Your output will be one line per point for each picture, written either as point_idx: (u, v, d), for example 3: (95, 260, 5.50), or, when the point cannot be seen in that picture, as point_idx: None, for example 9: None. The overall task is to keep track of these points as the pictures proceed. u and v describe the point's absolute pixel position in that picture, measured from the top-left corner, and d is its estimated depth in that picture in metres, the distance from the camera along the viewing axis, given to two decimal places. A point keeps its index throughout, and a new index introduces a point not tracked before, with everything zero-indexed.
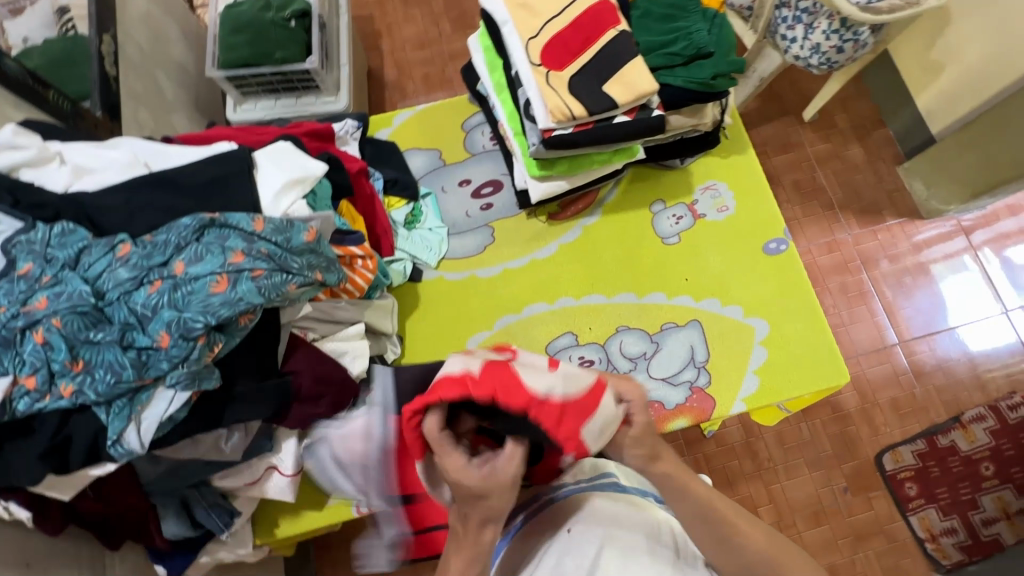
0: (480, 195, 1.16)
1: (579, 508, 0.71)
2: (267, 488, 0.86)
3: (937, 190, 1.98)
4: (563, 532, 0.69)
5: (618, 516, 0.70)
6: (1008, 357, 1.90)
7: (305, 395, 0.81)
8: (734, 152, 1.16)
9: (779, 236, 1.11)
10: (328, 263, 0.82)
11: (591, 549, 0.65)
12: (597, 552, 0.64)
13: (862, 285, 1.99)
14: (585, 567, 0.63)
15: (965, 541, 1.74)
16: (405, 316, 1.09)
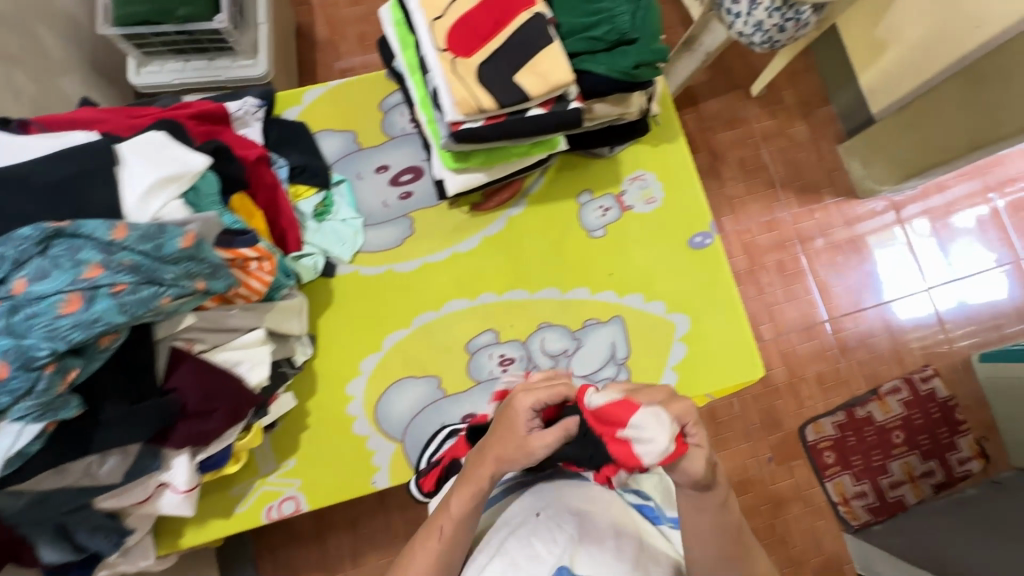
0: (399, 182, 1.09)
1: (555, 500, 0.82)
2: (160, 505, 0.82)
3: (873, 170, 2.01)
4: (535, 515, 0.80)
5: (590, 507, 0.82)
6: (925, 333, 2.00)
7: (192, 411, 0.76)
8: (664, 141, 1.12)
9: (704, 230, 1.09)
10: (213, 268, 0.76)
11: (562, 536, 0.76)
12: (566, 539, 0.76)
13: (797, 263, 2.04)
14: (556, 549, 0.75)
15: (873, 503, 1.88)
16: (317, 314, 1.03)
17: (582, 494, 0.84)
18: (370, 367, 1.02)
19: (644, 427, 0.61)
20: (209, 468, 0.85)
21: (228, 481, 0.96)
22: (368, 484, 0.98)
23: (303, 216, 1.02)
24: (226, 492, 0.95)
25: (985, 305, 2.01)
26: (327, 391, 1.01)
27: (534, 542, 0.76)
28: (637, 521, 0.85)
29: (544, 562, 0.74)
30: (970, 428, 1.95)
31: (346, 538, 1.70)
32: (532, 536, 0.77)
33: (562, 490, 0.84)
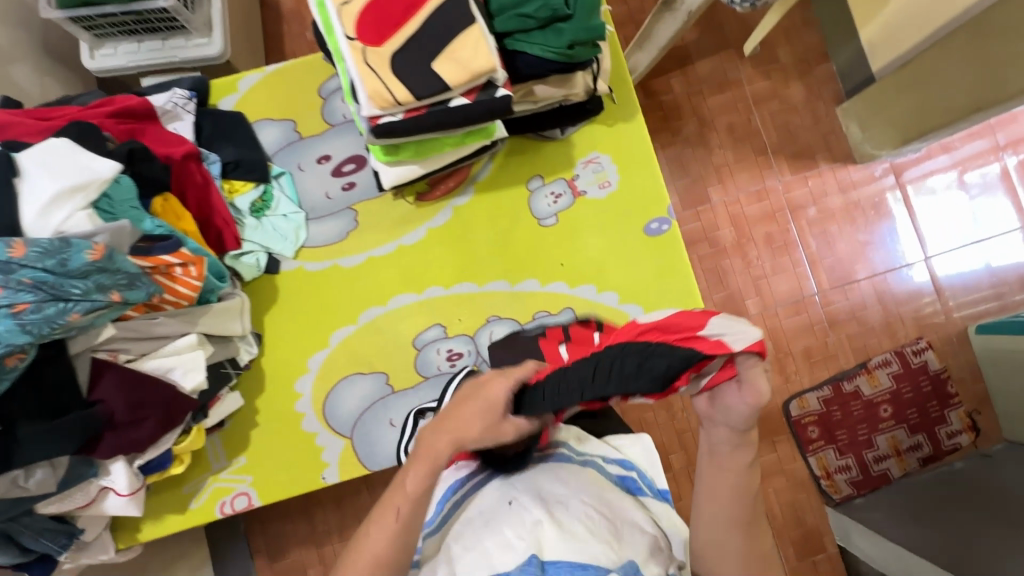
0: (342, 172, 1.05)
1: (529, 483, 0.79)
2: (105, 507, 0.85)
3: (871, 134, 1.87)
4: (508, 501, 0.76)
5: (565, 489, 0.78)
6: (920, 305, 1.91)
7: (120, 422, 0.77)
8: (621, 120, 1.06)
9: (662, 215, 1.04)
10: (130, 279, 0.75)
11: (532, 516, 0.71)
12: (536, 519, 0.71)
13: (787, 235, 1.95)
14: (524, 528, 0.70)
15: (857, 476, 1.86)
16: (262, 311, 1.02)
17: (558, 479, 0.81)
18: (317, 365, 1.02)
19: (721, 325, 0.62)
20: (152, 470, 0.86)
21: (180, 479, 0.98)
22: (318, 479, 1.00)
23: (240, 213, 0.99)
24: (179, 490, 0.98)
25: (986, 274, 1.89)
26: (275, 389, 1.01)
27: (503, 530, 0.71)
28: (617, 502, 0.81)
29: (511, 550, 0.68)
30: (962, 401, 1.89)
31: (332, 515, 1.76)
32: (500, 524, 0.72)
33: (534, 478, 0.81)
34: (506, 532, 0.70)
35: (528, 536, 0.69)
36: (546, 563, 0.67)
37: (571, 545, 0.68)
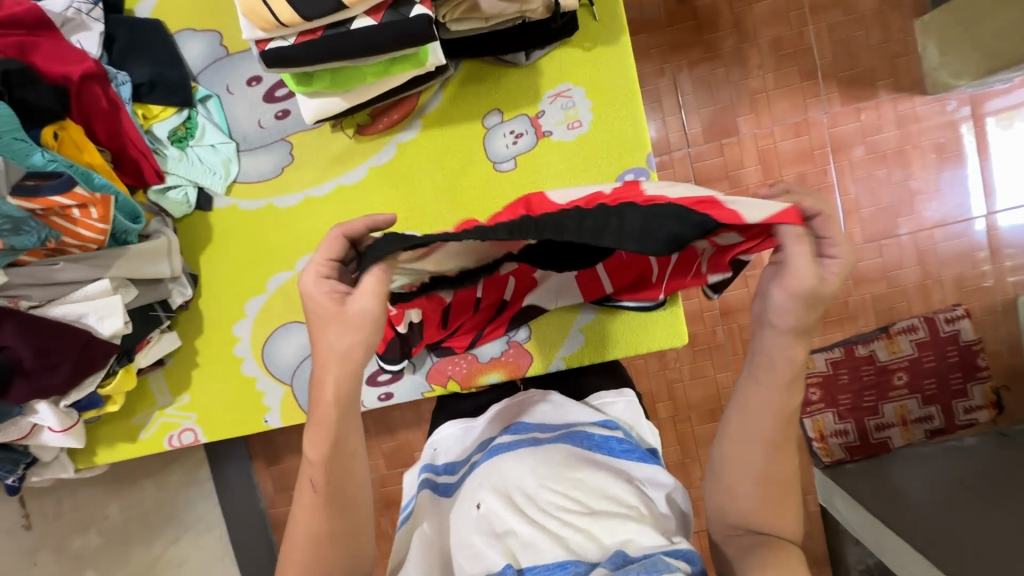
0: (275, 98, 0.92)
1: (495, 475, 0.71)
2: (45, 440, 0.87)
3: (951, 58, 1.52)
4: (475, 504, 0.69)
5: (532, 481, 0.69)
6: (965, 265, 1.66)
7: (31, 368, 0.76)
8: (602, 43, 0.86)
9: (639, 165, 0.88)
10: (14, 224, 0.70)
11: (502, 526, 0.66)
12: (507, 530, 0.66)
13: (823, 178, 1.67)
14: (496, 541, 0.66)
15: (852, 442, 1.73)
16: (195, 252, 0.96)
17: (523, 465, 0.71)
18: (255, 310, 0.97)
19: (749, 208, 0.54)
20: (86, 408, 0.87)
21: (130, 410, 1.00)
22: (260, 422, 0.99)
23: (159, 142, 0.90)
24: (129, 420, 1.00)
25: None
26: (213, 332, 0.98)
27: (475, 537, 0.67)
28: (595, 474, 0.71)
29: (484, 558, 0.65)
30: (991, 375, 1.69)
31: None
32: (472, 529, 0.68)
33: (498, 461, 0.73)
34: (475, 543, 0.66)
35: (497, 544, 0.65)
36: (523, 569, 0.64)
37: (545, 547, 0.64)
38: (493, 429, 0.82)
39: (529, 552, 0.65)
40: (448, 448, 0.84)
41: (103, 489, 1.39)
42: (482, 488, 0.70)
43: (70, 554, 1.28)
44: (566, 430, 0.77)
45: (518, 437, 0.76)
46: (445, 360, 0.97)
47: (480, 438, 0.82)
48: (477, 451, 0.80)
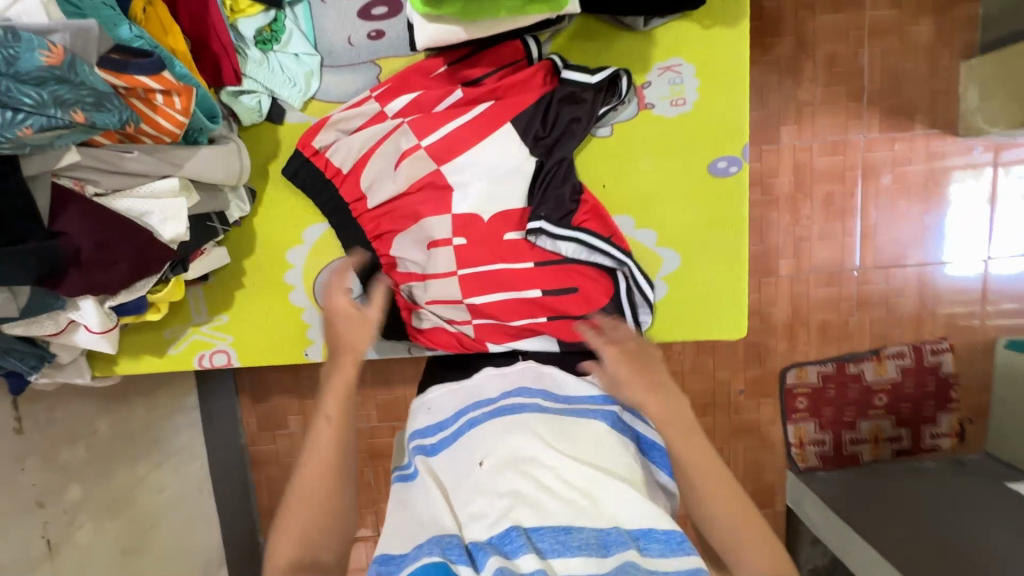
0: (370, 16, 0.86)
1: (495, 437, 0.70)
2: (76, 339, 0.81)
3: (989, 105, 1.58)
4: (477, 462, 0.68)
5: (534, 446, 0.67)
6: (957, 303, 1.76)
7: (85, 261, 0.69)
8: (721, 23, 0.85)
9: (734, 154, 0.88)
10: (97, 98, 0.62)
11: (506, 483, 0.65)
12: (511, 489, 0.64)
13: (849, 199, 1.72)
14: (500, 505, 0.63)
15: (827, 452, 1.83)
16: (257, 167, 0.90)
17: (516, 427, 0.70)
18: (312, 238, 0.93)
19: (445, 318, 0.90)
20: (126, 312, 0.81)
21: (161, 322, 0.94)
22: (302, 354, 0.96)
23: (243, 40, 0.82)
24: (158, 333, 0.94)
25: None
26: (264, 256, 0.93)
27: (484, 494, 0.64)
28: (593, 437, 0.70)
29: (489, 516, 0.62)
30: (960, 408, 1.80)
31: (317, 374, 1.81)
32: (478, 486, 0.66)
33: (500, 425, 0.72)
34: (477, 503, 0.64)
35: (502, 505, 0.62)
36: (531, 528, 0.60)
37: (549, 506, 0.62)
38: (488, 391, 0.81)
39: (537, 510, 0.61)
40: (439, 409, 0.82)
41: (96, 403, 1.32)
42: (487, 448, 0.69)
43: (58, 464, 1.18)
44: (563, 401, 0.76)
45: (514, 399, 0.75)
46: None
47: (477, 398, 0.80)
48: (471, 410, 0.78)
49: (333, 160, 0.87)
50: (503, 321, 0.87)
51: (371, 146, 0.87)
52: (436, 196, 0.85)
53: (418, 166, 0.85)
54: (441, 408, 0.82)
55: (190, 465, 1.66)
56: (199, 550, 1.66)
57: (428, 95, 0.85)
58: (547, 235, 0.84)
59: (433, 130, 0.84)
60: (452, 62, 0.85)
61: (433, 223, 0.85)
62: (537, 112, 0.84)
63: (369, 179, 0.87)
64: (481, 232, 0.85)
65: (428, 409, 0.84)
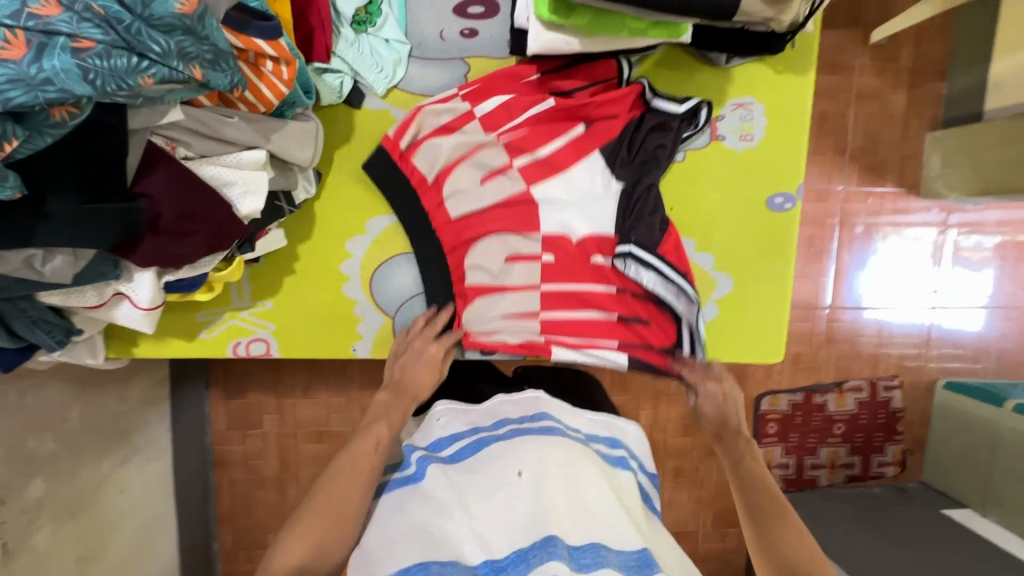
0: (465, 13, 0.85)
1: (533, 448, 0.68)
2: (116, 315, 0.72)
3: (949, 173, 1.78)
4: (516, 472, 0.66)
5: (574, 464, 0.67)
6: (909, 346, 1.94)
7: (165, 227, 0.63)
8: (792, 70, 0.91)
9: (789, 191, 0.95)
10: (215, 55, 0.57)
11: (546, 496, 0.64)
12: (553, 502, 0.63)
13: (826, 242, 1.88)
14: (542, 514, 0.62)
15: (790, 475, 1.95)
16: (326, 149, 0.86)
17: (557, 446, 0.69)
18: (376, 229, 0.89)
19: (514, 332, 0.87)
20: (179, 290, 0.74)
21: (197, 303, 0.87)
22: (347, 350, 0.92)
23: (340, 19, 0.80)
24: (191, 315, 0.87)
25: (978, 337, 1.96)
26: (321, 242, 0.88)
27: (523, 513, 0.63)
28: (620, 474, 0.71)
29: (529, 529, 0.61)
30: (904, 440, 1.98)
31: (301, 372, 1.68)
32: (516, 504, 0.63)
33: (541, 445, 0.69)
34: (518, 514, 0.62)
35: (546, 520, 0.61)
36: (574, 548, 0.60)
37: (589, 525, 0.63)
38: (509, 413, 0.77)
39: (579, 528, 0.62)
40: (449, 422, 0.76)
41: (67, 388, 1.17)
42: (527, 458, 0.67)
43: (24, 456, 1.03)
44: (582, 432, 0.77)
45: (545, 422, 0.74)
46: None
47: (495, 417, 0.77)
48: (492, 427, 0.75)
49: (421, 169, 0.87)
50: (574, 339, 0.86)
51: (456, 147, 0.85)
52: (520, 212, 0.85)
53: (507, 185, 0.85)
54: (453, 421, 0.77)
55: (152, 464, 1.50)
56: (153, 559, 1.49)
57: (520, 103, 0.83)
58: (633, 260, 0.83)
59: (524, 145, 0.84)
60: (546, 71, 0.85)
61: (519, 240, 0.86)
62: (621, 144, 0.86)
63: (454, 191, 0.86)
64: (569, 253, 0.86)
65: (439, 420, 0.77)
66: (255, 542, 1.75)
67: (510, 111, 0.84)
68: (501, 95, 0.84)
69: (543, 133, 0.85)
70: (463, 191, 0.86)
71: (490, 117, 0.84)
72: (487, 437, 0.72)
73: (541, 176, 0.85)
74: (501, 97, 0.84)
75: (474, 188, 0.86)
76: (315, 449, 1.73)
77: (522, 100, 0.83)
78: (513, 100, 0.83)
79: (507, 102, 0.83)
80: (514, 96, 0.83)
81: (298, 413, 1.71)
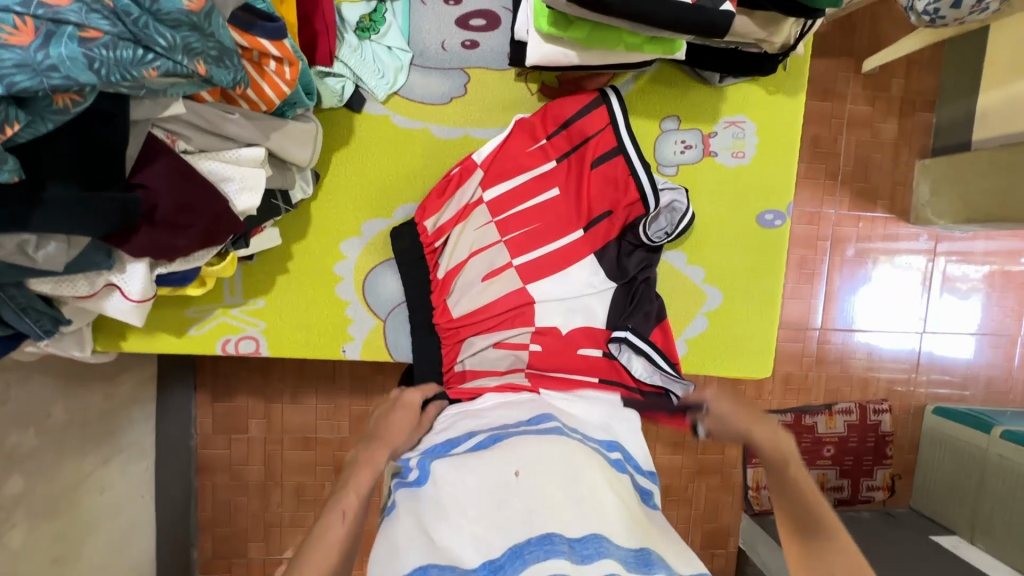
0: (467, 25, 0.87)
1: (532, 448, 0.62)
2: (106, 306, 0.72)
3: (939, 200, 1.81)
4: (514, 472, 0.59)
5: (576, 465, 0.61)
6: (898, 370, 1.95)
7: (160, 219, 0.64)
8: (783, 91, 0.94)
9: (779, 209, 0.97)
10: (220, 52, 0.58)
11: (545, 493, 0.57)
12: (553, 499, 0.56)
13: (818, 264, 1.90)
14: (541, 512, 0.55)
15: None
16: (326, 151, 0.87)
17: (558, 448, 0.63)
18: (371, 232, 0.90)
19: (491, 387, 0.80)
20: (171, 283, 0.74)
21: (188, 299, 0.87)
22: (336, 351, 0.92)
23: (344, 25, 0.81)
24: (182, 310, 0.87)
25: (967, 364, 1.98)
26: (316, 243, 0.89)
27: (518, 509, 0.56)
28: (623, 481, 0.64)
29: (526, 526, 0.54)
30: (893, 464, 1.98)
31: (291, 376, 1.67)
32: (511, 500, 0.57)
33: (538, 445, 0.63)
34: (515, 509, 0.56)
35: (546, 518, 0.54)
36: (573, 542, 0.53)
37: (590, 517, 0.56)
38: (506, 417, 0.70)
39: (579, 521, 0.55)
40: (449, 427, 0.71)
41: (53, 383, 1.15)
42: (526, 457, 0.61)
43: (6, 451, 1.01)
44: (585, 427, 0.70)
45: (549, 422, 0.68)
46: None
47: (496, 418, 0.70)
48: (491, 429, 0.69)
49: (436, 269, 0.88)
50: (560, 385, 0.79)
51: (466, 206, 0.87)
52: (515, 307, 0.85)
53: (506, 284, 0.85)
54: (453, 427, 0.71)
55: (134, 465, 1.47)
56: (131, 563, 1.45)
57: (531, 166, 0.88)
58: (629, 346, 0.85)
59: (526, 229, 0.87)
60: (551, 134, 0.87)
61: (512, 335, 0.84)
62: (619, 256, 0.89)
63: (462, 288, 0.87)
64: (558, 344, 0.84)
65: (438, 428, 0.72)
66: (235, 550, 1.72)
67: (522, 171, 0.87)
68: (515, 153, 0.87)
69: (544, 222, 0.87)
70: (467, 246, 0.87)
71: (501, 183, 0.87)
72: (484, 438, 0.66)
73: (538, 276, 0.86)
74: (516, 150, 0.87)
75: (474, 266, 0.86)
76: (301, 455, 1.71)
77: (534, 157, 0.88)
78: (527, 159, 0.87)
79: (520, 165, 0.87)
80: (528, 154, 0.87)
81: (285, 418, 1.70)
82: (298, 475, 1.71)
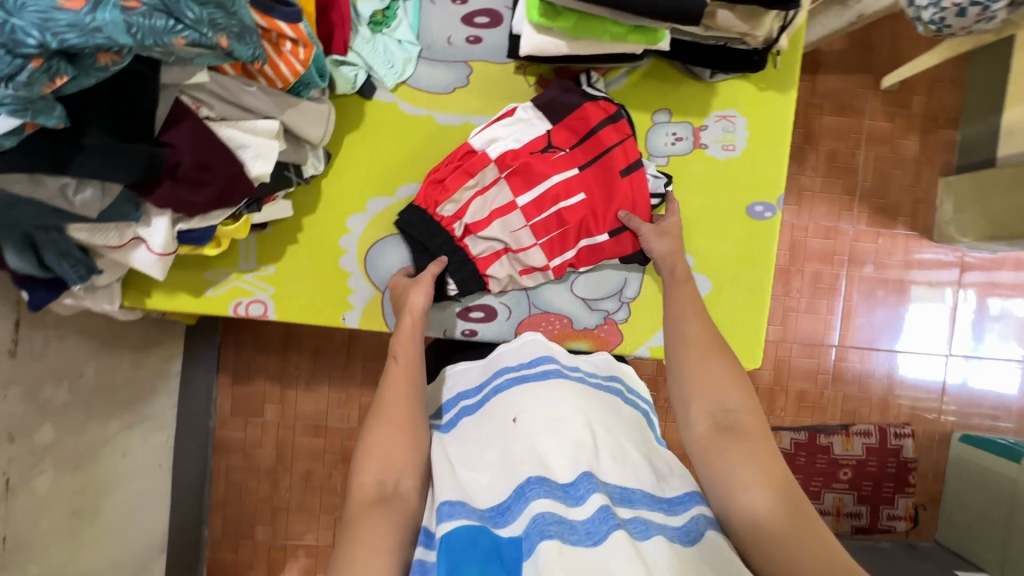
0: (472, 22, 0.96)
1: (525, 397, 0.69)
2: (132, 257, 0.80)
3: (962, 218, 1.77)
4: (511, 420, 0.68)
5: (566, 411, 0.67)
6: (921, 395, 1.88)
7: (182, 176, 0.72)
8: (774, 88, 0.97)
9: (770, 201, 0.99)
10: (241, 29, 0.67)
11: (537, 435, 0.65)
12: (543, 440, 0.64)
13: (835, 280, 1.86)
14: (532, 453, 0.63)
15: None
16: (339, 133, 0.96)
17: (551, 393, 0.69)
18: (375, 209, 0.97)
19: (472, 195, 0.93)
20: (191, 241, 0.82)
21: (207, 262, 0.95)
22: (337, 318, 0.98)
23: (359, 19, 0.91)
24: (200, 273, 0.95)
25: (996, 393, 1.88)
26: (325, 218, 0.97)
27: (517, 454, 0.64)
28: (614, 416, 0.71)
29: (519, 470, 0.62)
30: (916, 493, 1.87)
31: (306, 363, 1.75)
32: (510, 445, 0.65)
33: (532, 392, 0.70)
34: (512, 452, 0.64)
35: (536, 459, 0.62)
36: (566, 486, 0.60)
37: (580, 459, 0.62)
38: (509, 359, 0.78)
39: (568, 465, 0.61)
40: (462, 380, 0.81)
41: (86, 345, 1.25)
42: (521, 406, 0.68)
43: (40, 401, 1.10)
44: (580, 371, 0.77)
45: (544, 366, 0.74)
46: (542, 315, 1.00)
47: (502, 364, 0.78)
48: (494, 380, 0.77)
49: (470, 248, 0.94)
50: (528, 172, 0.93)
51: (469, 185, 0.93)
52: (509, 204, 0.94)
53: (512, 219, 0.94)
54: (465, 379, 0.81)
55: (153, 436, 1.56)
56: (142, 530, 1.52)
57: (529, 147, 0.93)
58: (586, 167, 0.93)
59: (528, 190, 0.93)
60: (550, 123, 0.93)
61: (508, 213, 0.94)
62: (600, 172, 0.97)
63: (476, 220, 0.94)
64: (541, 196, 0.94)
65: (453, 379, 0.83)
66: (241, 529, 1.77)
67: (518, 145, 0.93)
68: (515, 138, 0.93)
69: (541, 170, 0.93)
70: (473, 198, 0.93)
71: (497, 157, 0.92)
72: (489, 392, 0.75)
73: (539, 203, 0.93)
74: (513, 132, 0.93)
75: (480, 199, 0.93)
76: (311, 442, 1.77)
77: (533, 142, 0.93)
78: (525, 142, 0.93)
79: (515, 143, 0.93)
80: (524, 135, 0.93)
81: (298, 404, 1.77)
82: (307, 460, 1.77)
